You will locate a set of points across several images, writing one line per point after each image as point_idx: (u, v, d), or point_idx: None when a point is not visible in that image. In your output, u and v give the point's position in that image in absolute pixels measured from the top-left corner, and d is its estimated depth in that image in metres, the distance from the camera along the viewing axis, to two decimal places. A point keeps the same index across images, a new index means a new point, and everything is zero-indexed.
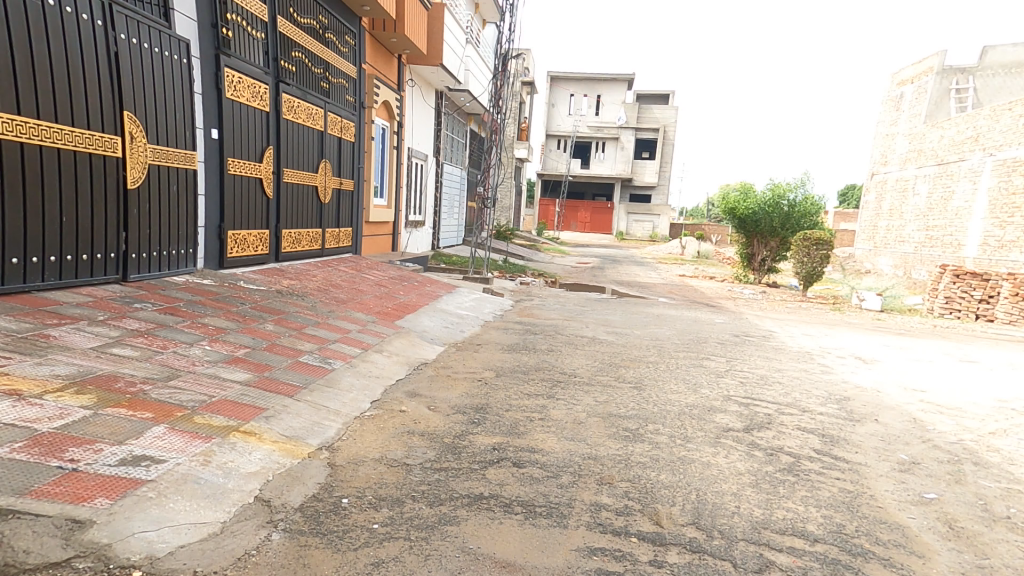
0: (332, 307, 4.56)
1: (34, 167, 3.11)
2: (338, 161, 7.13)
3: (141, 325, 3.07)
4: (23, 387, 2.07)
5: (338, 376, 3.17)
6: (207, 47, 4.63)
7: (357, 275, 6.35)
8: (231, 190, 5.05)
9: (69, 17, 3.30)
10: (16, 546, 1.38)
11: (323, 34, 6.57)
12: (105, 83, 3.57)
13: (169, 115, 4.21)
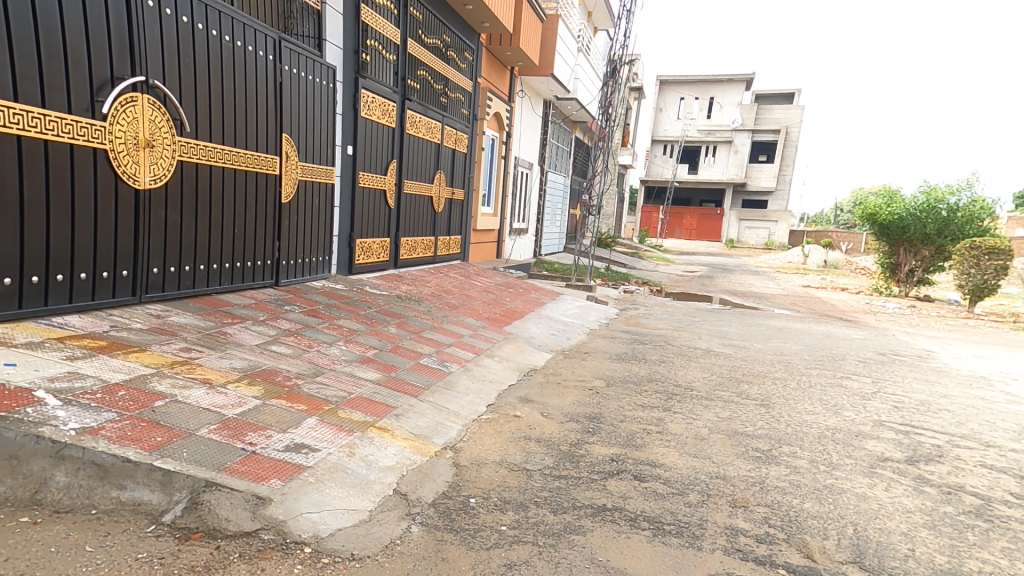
0: (446, 312, 4.81)
1: (218, 185, 3.65)
2: (451, 172, 7.51)
3: (291, 325, 3.47)
4: (211, 377, 2.46)
5: (456, 379, 3.34)
6: (348, 71, 5.13)
7: (466, 281, 6.64)
8: (361, 201, 5.53)
9: (247, 54, 3.83)
10: (219, 515, 1.65)
11: (444, 52, 6.98)
12: (270, 110, 4.09)
13: (317, 136, 4.71)
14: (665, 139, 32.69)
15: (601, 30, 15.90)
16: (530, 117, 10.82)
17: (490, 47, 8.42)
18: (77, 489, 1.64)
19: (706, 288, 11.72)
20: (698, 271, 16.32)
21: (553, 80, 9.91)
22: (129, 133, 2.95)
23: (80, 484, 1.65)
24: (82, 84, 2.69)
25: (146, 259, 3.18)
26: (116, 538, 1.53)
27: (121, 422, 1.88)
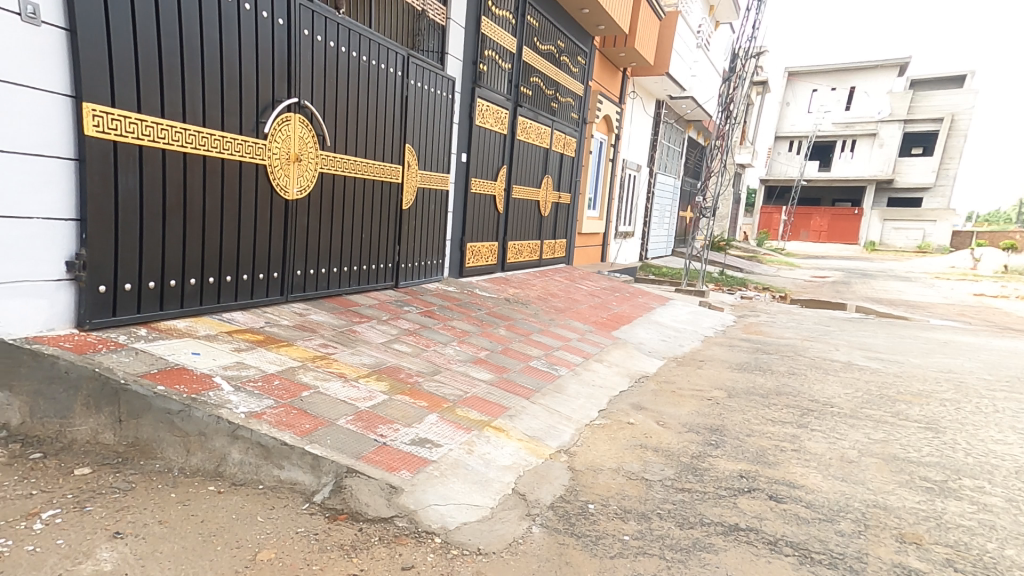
0: (553, 315, 4.83)
1: (350, 194, 4.14)
2: (558, 176, 7.55)
3: (410, 325, 3.71)
4: (346, 372, 2.78)
5: (565, 382, 3.32)
6: (467, 81, 5.41)
7: (572, 285, 6.63)
8: (472, 207, 5.77)
9: (380, 72, 4.28)
10: (360, 500, 1.87)
11: (559, 58, 7.08)
12: (396, 122, 4.52)
13: (436, 146, 5.09)
14: (790, 134, 30.48)
15: (723, 23, 15.14)
16: (640, 117, 10.59)
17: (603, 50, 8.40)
18: (249, 465, 2.03)
19: (841, 296, 10.50)
20: (830, 277, 14.75)
21: (668, 78, 9.62)
22: (283, 149, 3.54)
23: (250, 460, 2.03)
24: (251, 112, 3.30)
25: (291, 260, 3.77)
26: (278, 511, 1.87)
27: (277, 408, 2.24)
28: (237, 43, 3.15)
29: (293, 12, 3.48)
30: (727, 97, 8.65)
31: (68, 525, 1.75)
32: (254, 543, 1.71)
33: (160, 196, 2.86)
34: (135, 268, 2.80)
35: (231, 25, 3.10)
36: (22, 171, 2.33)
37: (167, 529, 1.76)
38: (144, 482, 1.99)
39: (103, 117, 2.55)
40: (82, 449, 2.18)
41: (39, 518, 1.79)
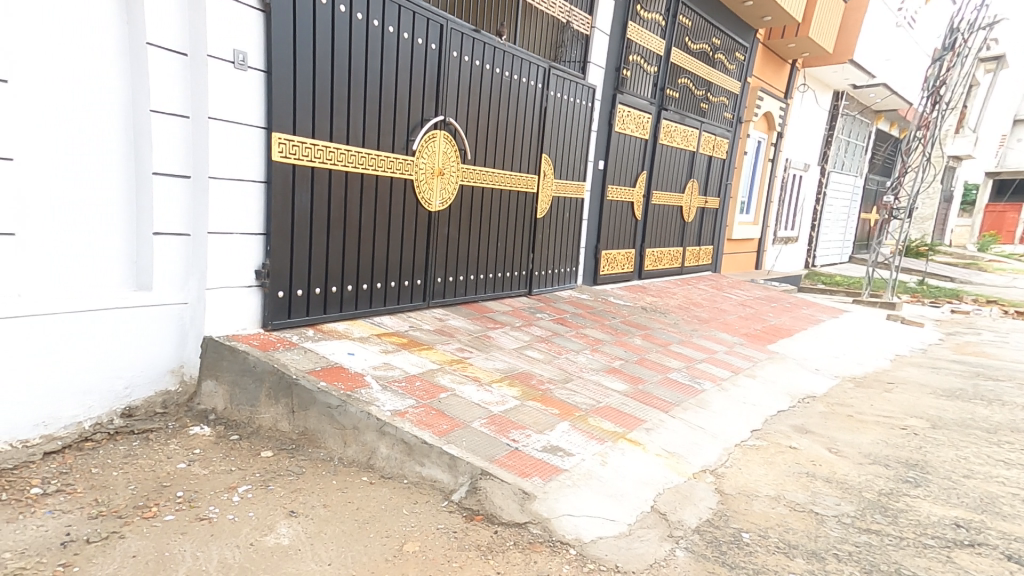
0: (694, 325, 4.55)
1: (486, 205, 4.72)
2: (705, 181, 7.90)
3: (543, 333, 3.81)
4: (479, 376, 3.06)
5: (709, 398, 3.05)
6: (609, 88, 5.89)
7: (719, 295, 6.35)
8: (608, 212, 6.27)
9: (522, 83, 4.84)
10: (496, 503, 2.03)
11: (713, 56, 7.40)
12: (531, 134, 5.04)
13: (571, 158, 5.60)
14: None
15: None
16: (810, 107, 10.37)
17: (769, 42, 8.51)
18: (396, 459, 2.35)
19: None
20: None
21: (852, 66, 9.17)
22: (430, 164, 4.18)
23: (395, 455, 2.35)
24: (403, 130, 3.99)
25: (433, 269, 4.40)
26: (421, 505, 2.13)
27: (418, 409, 2.53)
28: (395, 70, 3.84)
29: (446, 39, 4.14)
30: (939, 78, 7.45)
31: (257, 500, 2.28)
32: (401, 534, 1.98)
33: (326, 212, 3.59)
34: (304, 275, 3.56)
35: (392, 55, 3.80)
36: (229, 194, 3.12)
37: (330, 511, 2.15)
38: (312, 468, 2.48)
39: (286, 145, 3.29)
40: (265, 436, 2.79)
41: (236, 491, 2.36)
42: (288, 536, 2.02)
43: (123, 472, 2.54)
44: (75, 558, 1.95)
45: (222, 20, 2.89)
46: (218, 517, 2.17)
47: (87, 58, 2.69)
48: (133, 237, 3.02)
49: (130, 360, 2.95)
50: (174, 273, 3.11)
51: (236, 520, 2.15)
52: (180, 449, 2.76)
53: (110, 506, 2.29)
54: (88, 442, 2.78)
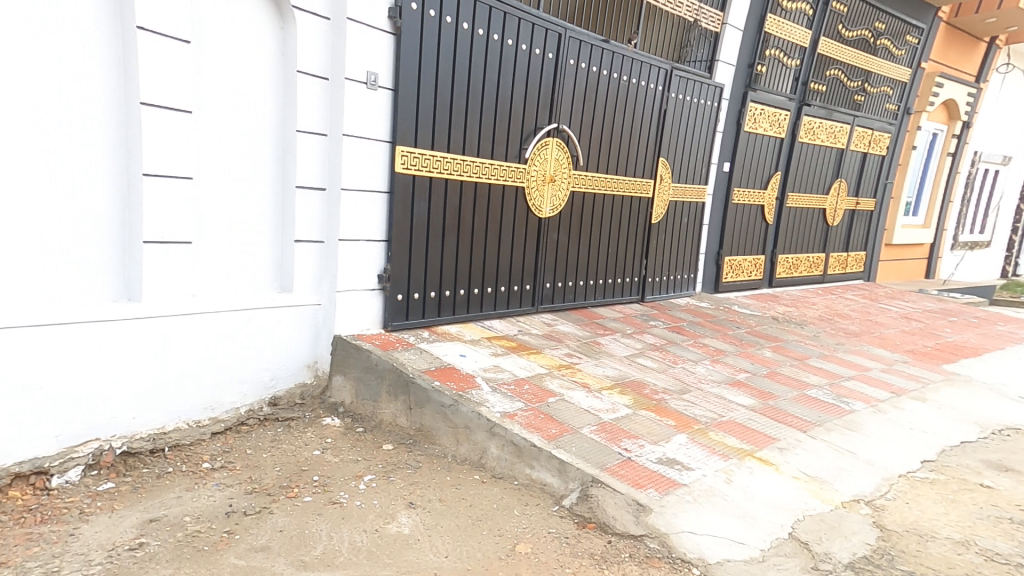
0: (842, 342, 5.22)
1: (593, 210, 5.40)
2: (856, 183, 8.43)
3: (657, 341, 4.60)
4: (589, 383, 3.67)
5: (859, 419, 3.47)
6: (739, 86, 6.50)
7: (876, 307, 7.19)
8: (734, 216, 6.94)
9: (652, 91, 5.62)
10: (611, 513, 2.53)
11: (875, 41, 7.76)
12: (650, 141, 5.74)
13: (686, 159, 6.19)
14: None
15: None
16: (1014, 90, 10.55)
17: (956, 19, 8.63)
18: (507, 462, 3.12)
19: None
20: None
21: None
22: (542, 171, 4.89)
23: (506, 456, 3.13)
24: (517, 140, 4.73)
25: (542, 274, 5.14)
26: (531, 508, 2.82)
27: (526, 412, 3.33)
28: (511, 77, 4.56)
29: (563, 48, 4.82)
30: None
31: (379, 489, 3.20)
32: (513, 534, 2.65)
33: (441, 218, 4.40)
34: (421, 280, 4.43)
35: (509, 63, 4.50)
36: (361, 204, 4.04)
37: (444, 506, 2.98)
38: (427, 463, 3.42)
39: (407, 157, 4.11)
40: (386, 430, 3.82)
41: (362, 479, 3.32)
42: (407, 526, 2.85)
43: (271, 455, 3.59)
44: (236, 526, 2.90)
45: (361, 47, 3.75)
46: (347, 503, 3.09)
47: (248, 95, 3.67)
48: (279, 247, 4.03)
49: (273, 358, 3.97)
50: (310, 278, 4.10)
51: (364, 506, 3.05)
52: (315, 438, 3.82)
53: (260, 483, 3.29)
54: (244, 424, 3.87)
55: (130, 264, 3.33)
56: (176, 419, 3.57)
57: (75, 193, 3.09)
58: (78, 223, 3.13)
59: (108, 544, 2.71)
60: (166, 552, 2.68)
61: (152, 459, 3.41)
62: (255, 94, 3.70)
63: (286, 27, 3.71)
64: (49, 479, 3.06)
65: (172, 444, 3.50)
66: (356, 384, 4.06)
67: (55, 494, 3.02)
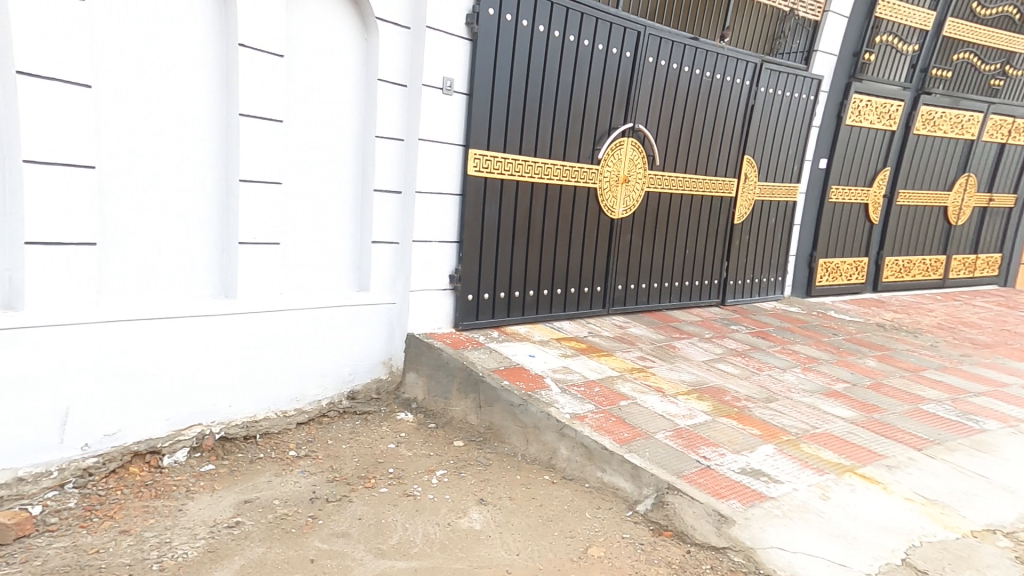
0: (968, 354, 4.88)
1: (671, 211, 5.42)
2: (986, 178, 7.85)
3: (739, 346, 4.54)
4: (663, 388, 3.60)
5: (990, 440, 3.18)
6: (844, 76, 6.29)
7: (1004, 316, 6.71)
8: (832, 215, 6.75)
9: (744, 87, 5.57)
10: (689, 522, 2.47)
11: (1017, 20, 7.21)
12: (737, 139, 5.68)
13: (777, 159, 6.11)
14: None
15: None
16: None
17: None
18: (578, 464, 3.12)
19: None
20: None
21: None
22: (615, 171, 4.97)
23: (576, 458, 3.13)
24: (591, 141, 4.80)
25: (613, 277, 5.24)
26: (602, 511, 2.80)
27: (597, 414, 3.29)
28: (586, 77, 4.65)
29: (641, 46, 4.83)
30: None
31: (450, 485, 3.29)
32: (585, 537, 2.64)
33: (511, 221, 4.55)
34: (491, 282, 4.59)
35: (584, 63, 4.59)
36: (435, 207, 4.25)
37: (515, 504, 3.01)
38: (497, 461, 3.47)
39: (479, 160, 4.29)
40: (457, 426, 3.93)
41: (435, 474, 3.43)
42: (478, 522, 2.91)
43: (350, 446, 3.79)
44: (320, 511, 3.09)
45: (438, 55, 3.99)
46: (420, 496, 3.21)
47: (332, 105, 3.91)
48: (358, 249, 4.24)
49: (351, 354, 4.20)
50: (386, 277, 4.29)
51: (436, 500, 3.15)
52: (390, 431, 3.99)
53: (341, 473, 3.49)
54: (325, 416, 4.11)
55: (227, 265, 3.64)
56: (266, 409, 3.86)
57: (179, 199, 3.41)
58: (182, 225, 3.45)
59: (209, 521, 2.98)
60: (259, 532, 2.90)
61: (245, 445, 3.70)
62: (340, 103, 3.94)
63: (369, 38, 3.91)
64: (161, 458, 3.40)
65: (262, 432, 3.79)
66: (428, 381, 4.22)
67: (166, 472, 3.36)
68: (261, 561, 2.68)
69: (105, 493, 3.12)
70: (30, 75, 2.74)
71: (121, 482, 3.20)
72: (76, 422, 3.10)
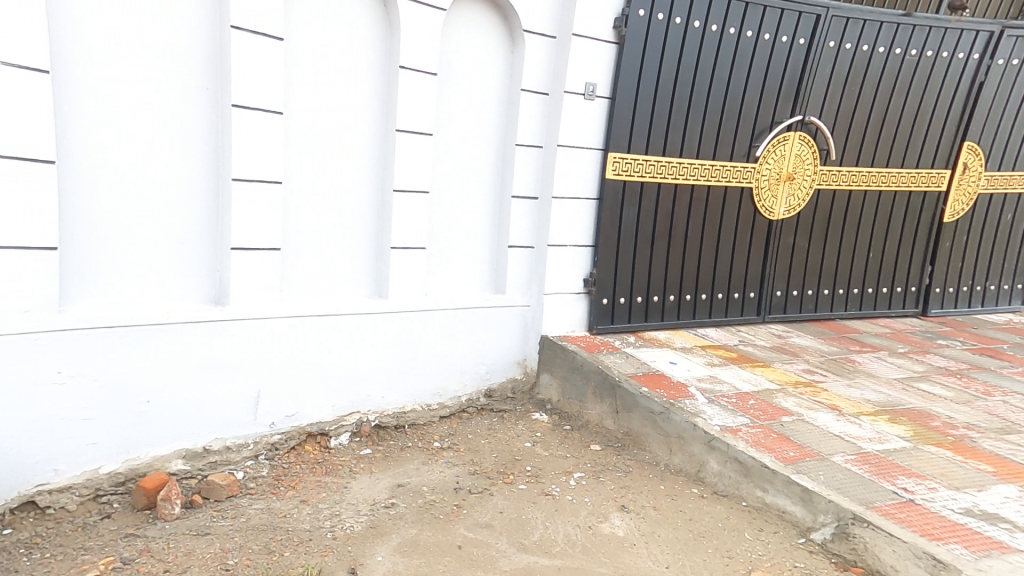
0: None
1: (863, 209, 5.23)
2: None
3: (948, 364, 4.25)
4: (840, 406, 3.35)
5: None
6: None
7: None
8: None
9: (970, 62, 5.17)
10: (884, 560, 2.29)
11: None
12: (955, 125, 5.34)
13: (1007, 148, 5.64)
14: None
15: None
16: None
17: None
18: (732, 480, 2.94)
19: None
20: None
21: None
22: (777, 168, 4.82)
23: (729, 474, 2.95)
24: (748, 136, 4.68)
25: (773, 282, 5.08)
26: (766, 534, 2.63)
27: (751, 429, 3.07)
28: (748, 69, 4.54)
29: (820, 31, 4.61)
30: None
31: (589, 488, 3.30)
32: (747, 559, 2.53)
33: (651, 225, 4.58)
34: (626, 285, 4.63)
35: (746, 56, 4.49)
36: (570, 210, 4.33)
37: (660, 515, 2.93)
38: (637, 469, 3.40)
39: (617, 164, 4.35)
40: (593, 430, 3.93)
41: (572, 475, 3.46)
42: (621, 528, 2.88)
43: (488, 441, 3.98)
44: (464, 501, 3.28)
45: (583, 62, 4.09)
46: (558, 496, 3.26)
47: (478, 117, 4.14)
48: (494, 254, 4.43)
49: (489, 354, 4.40)
50: (520, 280, 4.42)
51: (575, 501, 3.18)
52: (526, 431, 4.10)
53: (482, 466, 3.67)
54: (465, 412, 4.35)
55: (379, 266, 3.99)
56: (413, 401, 4.18)
57: (341, 209, 3.82)
58: (345, 230, 3.86)
59: (369, 500, 3.31)
60: (411, 514, 3.16)
61: (396, 433, 4.06)
62: (484, 113, 4.15)
63: (515, 50, 4.08)
64: (328, 440, 3.85)
65: (411, 423, 4.12)
66: (563, 383, 4.28)
67: (333, 452, 3.80)
68: (415, 541, 2.90)
69: (288, 466, 3.62)
70: (241, 108, 3.26)
71: (299, 458, 3.69)
72: (265, 403, 3.62)
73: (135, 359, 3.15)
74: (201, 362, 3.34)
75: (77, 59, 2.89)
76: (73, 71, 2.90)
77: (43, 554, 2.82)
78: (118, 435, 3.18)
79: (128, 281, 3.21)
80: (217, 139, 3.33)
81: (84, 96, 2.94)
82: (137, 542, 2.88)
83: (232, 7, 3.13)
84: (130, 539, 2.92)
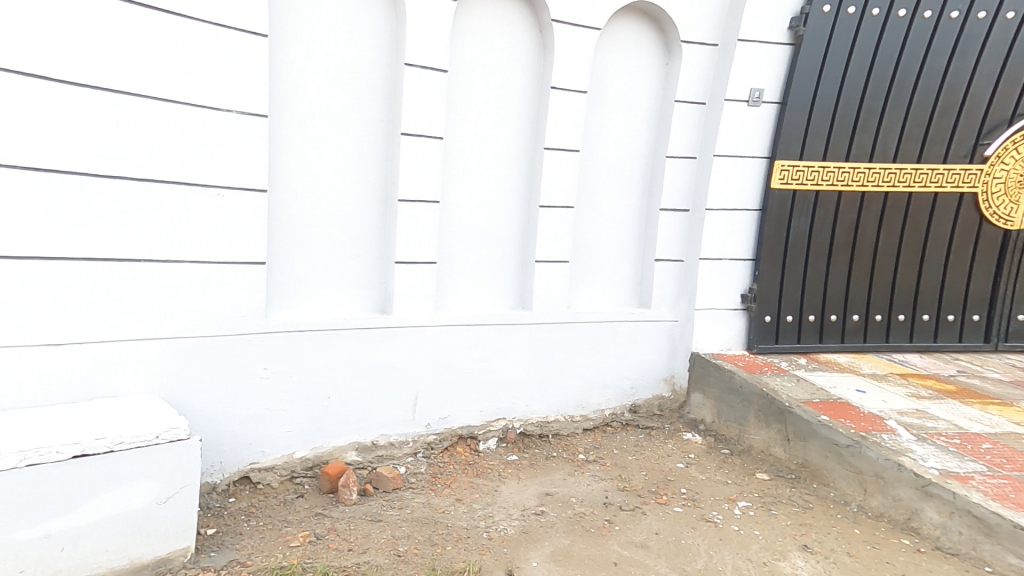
0: None
1: None
2: None
3: None
4: None
5: None
6: None
7: None
8: None
9: None
10: None
11: None
12: None
13: None
14: None
15: None
16: None
17: None
18: (964, 537, 2.54)
19: None
20: None
21: None
22: (1014, 171, 4.27)
23: (956, 529, 2.57)
24: (975, 135, 4.18)
25: (1003, 304, 4.54)
26: None
27: (984, 480, 2.64)
28: (976, 58, 4.05)
29: None
30: None
31: (759, 520, 3.05)
32: None
33: (826, 236, 4.20)
34: (794, 304, 4.28)
35: (975, 43, 4.02)
36: (722, 221, 4.09)
37: (859, 563, 2.62)
38: (820, 506, 3.08)
39: (785, 172, 4.03)
40: (758, 457, 3.65)
41: (736, 504, 3.24)
42: (807, 571, 2.62)
43: (636, 459, 3.88)
44: (616, 517, 3.22)
45: (748, 65, 3.85)
46: (722, 524, 3.06)
47: (636, 129, 4.12)
48: (640, 268, 4.34)
49: (637, 370, 4.32)
50: (668, 295, 4.27)
51: (744, 533, 2.96)
52: (678, 451, 3.94)
53: (632, 484, 3.58)
54: (608, 426, 4.30)
55: (524, 279, 4.12)
56: (558, 412, 4.23)
57: (494, 225, 4.02)
58: (497, 244, 4.05)
59: (520, 505, 3.40)
60: (562, 524, 3.18)
61: (541, 442, 4.14)
62: (636, 126, 4.11)
63: (670, 61, 4.00)
64: (477, 443, 4.03)
65: (554, 432, 4.18)
66: (718, 404, 4.05)
67: (482, 455, 3.98)
68: (569, 551, 2.92)
69: (443, 465, 3.85)
70: (409, 134, 3.55)
71: (452, 459, 3.91)
72: (422, 404, 3.88)
73: (313, 360, 3.51)
74: (369, 365, 3.68)
75: (288, 101, 3.34)
76: (286, 112, 3.36)
77: (258, 521, 3.21)
78: (300, 425, 3.56)
79: (311, 290, 3.59)
80: (386, 163, 3.68)
81: (291, 132, 3.39)
82: (325, 521, 3.19)
83: (409, 45, 3.44)
84: (320, 518, 3.24)
